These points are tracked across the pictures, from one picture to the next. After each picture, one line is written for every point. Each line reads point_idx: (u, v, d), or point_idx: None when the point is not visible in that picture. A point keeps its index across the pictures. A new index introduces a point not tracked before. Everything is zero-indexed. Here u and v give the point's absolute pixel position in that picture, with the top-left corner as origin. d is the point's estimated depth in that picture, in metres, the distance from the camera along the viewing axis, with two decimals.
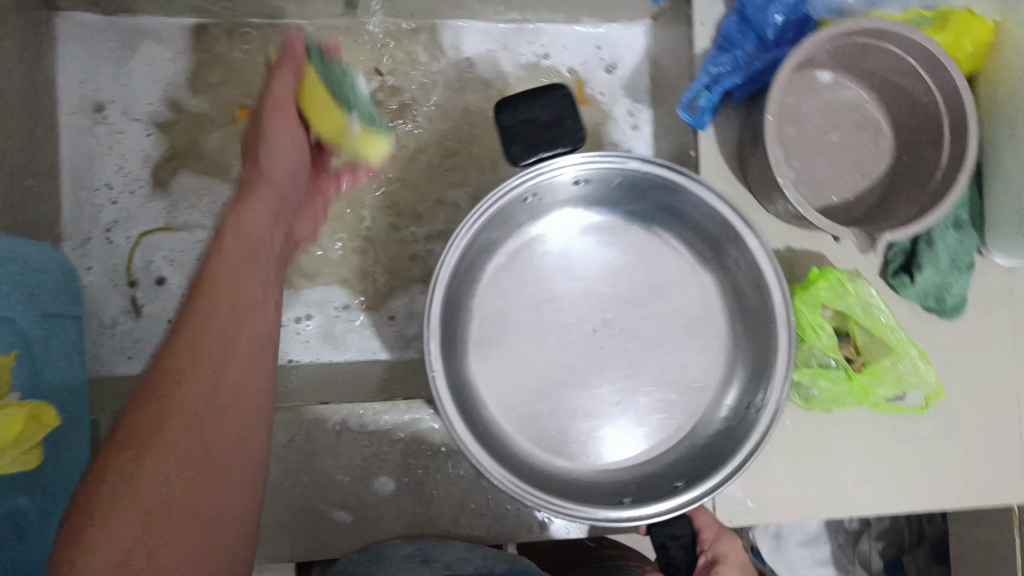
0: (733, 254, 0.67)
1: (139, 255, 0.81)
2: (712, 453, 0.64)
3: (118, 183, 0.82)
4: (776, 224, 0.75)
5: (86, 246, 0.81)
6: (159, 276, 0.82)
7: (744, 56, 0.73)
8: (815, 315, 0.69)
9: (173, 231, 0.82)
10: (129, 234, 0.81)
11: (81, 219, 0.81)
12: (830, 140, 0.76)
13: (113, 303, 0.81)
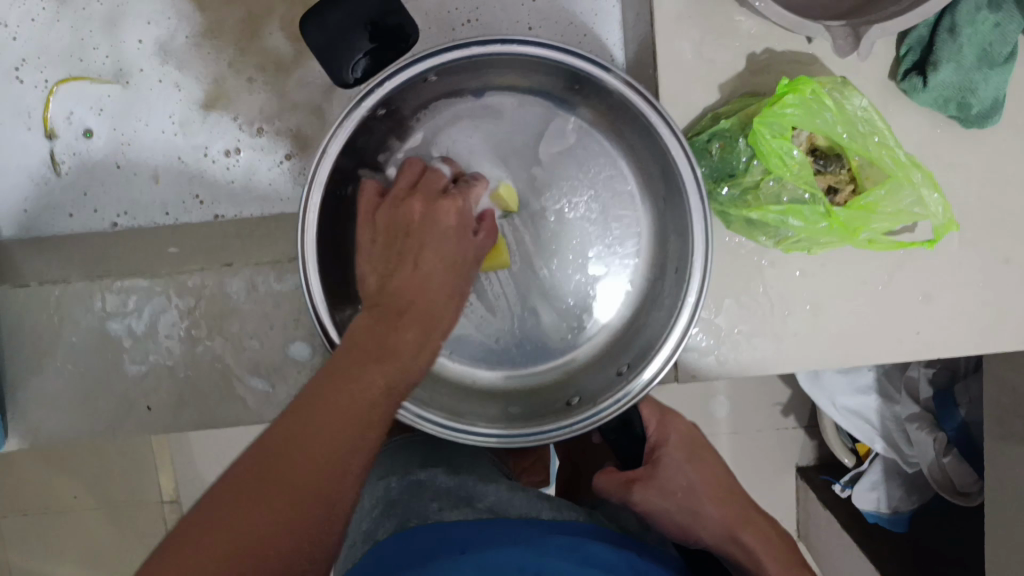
0: (630, 128, 0.60)
1: (61, 104, 0.70)
2: (655, 325, 0.59)
3: (14, 16, 0.69)
4: (747, 24, 0.60)
5: None
6: (86, 130, 0.71)
7: None
8: (782, 140, 0.55)
9: (95, 76, 0.70)
10: (34, 75, 0.70)
11: None
12: None
13: (26, 153, 0.71)
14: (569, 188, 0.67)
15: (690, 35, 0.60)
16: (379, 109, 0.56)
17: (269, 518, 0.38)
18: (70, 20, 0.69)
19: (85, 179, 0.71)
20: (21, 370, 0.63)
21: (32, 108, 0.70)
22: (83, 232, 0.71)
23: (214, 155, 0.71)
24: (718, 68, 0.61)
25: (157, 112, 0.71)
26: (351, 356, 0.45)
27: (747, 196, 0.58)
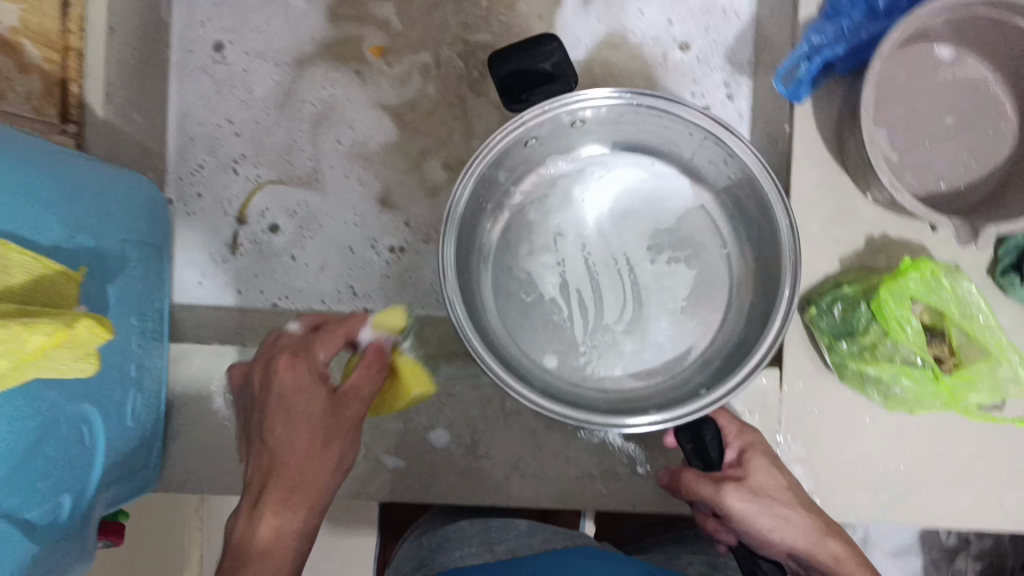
0: (751, 203, 0.66)
1: (260, 198, 0.81)
2: (738, 357, 0.64)
3: (238, 117, 0.81)
4: (869, 210, 0.70)
5: (198, 175, 0.81)
6: (272, 224, 0.81)
7: (850, 24, 0.67)
8: (903, 307, 0.63)
9: (295, 178, 0.81)
10: (246, 168, 0.81)
11: (197, 147, 0.81)
12: (943, 123, 0.71)
13: (216, 231, 0.81)
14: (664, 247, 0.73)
15: (819, 215, 0.71)
16: (529, 136, 0.65)
17: (313, 462, 0.54)
18: (283, 128, 0.81)
19: (259, 262, 0.80)
20: (188, 418, 0.69)
21: (233, 195, 0.81)
22: (244, 308, 0.80)
23: (380, 249, 0.80)
24: (841, 244, 0.71)
25: (336, 219, 0.80)
26: (283, 448, 0.54)
27: (864, 353, 0.66)
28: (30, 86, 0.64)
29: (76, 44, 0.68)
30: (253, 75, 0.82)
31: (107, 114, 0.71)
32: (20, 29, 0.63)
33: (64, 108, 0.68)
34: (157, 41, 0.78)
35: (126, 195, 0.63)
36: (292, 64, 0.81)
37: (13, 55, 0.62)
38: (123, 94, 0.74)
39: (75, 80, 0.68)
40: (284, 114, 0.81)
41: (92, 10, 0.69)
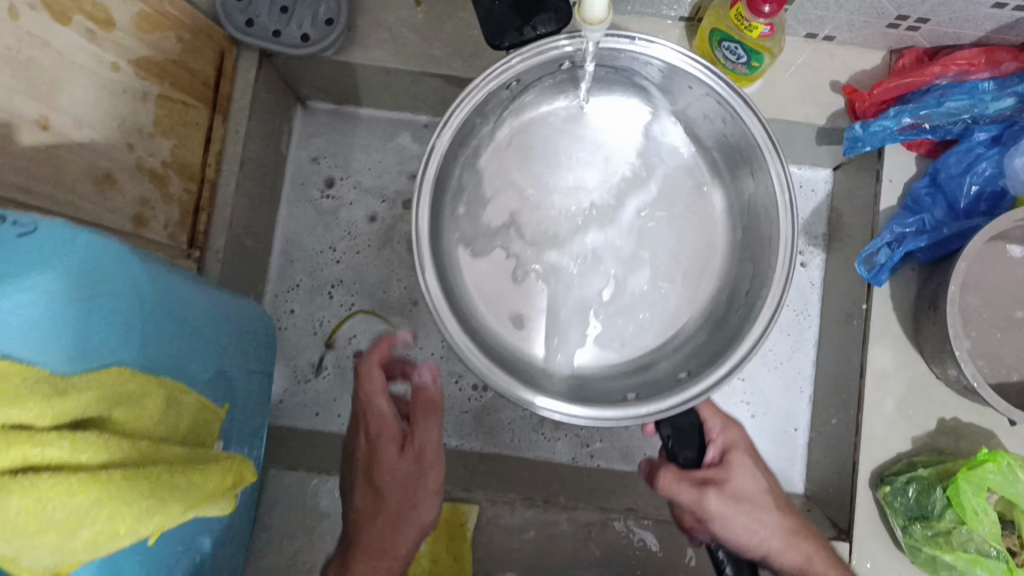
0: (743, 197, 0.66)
1: (351, 324, 0.85)
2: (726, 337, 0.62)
3: (340, 246, 0.87)
4: (941, 393, 0.74)
5: (292, 294, 0.85)
6: (357, 351, 0.84)
7: (933, 219, 0.72)
8: (979, 497, 0.65)
9: (390, 310, 0.86)
10: (342, 294, 0.86)
11: (297, 269, 0.86)
12: (1015, 316, 0.75)
13: (303, 350, 0.84)
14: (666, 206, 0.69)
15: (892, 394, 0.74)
16: (513, 80, 0.62)
17: None
18: (383, 261, 0.86)
19: (341, 386, 0.84)
20: None
21: (326, 317, 0.85)
22: (320, 430, 0.83)
23: (465, 384, 0.85)
24: (913, 424, 0.74)
25: (422, 353, 0.85)
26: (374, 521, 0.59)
27: (939, 537, 0.67)
28: (170, 213, 0.70)
29: (212, 176, 0.74)
30: (358, 209, 0.87)
31: (228, 239, 0.76)
32: (169, 164, 0.69)
33: (193, 234, 0.73)
34: (275, 171, 0.84)
35: (253, 326, 0.66)
36: (396, 201, 0.87)
37: (160, 186, 0.68)
38: (243, 221, 0.79)
39: (205, 209, 0.74)
40: (385, 247, 0.87)
41: (230, 146, 0.76)
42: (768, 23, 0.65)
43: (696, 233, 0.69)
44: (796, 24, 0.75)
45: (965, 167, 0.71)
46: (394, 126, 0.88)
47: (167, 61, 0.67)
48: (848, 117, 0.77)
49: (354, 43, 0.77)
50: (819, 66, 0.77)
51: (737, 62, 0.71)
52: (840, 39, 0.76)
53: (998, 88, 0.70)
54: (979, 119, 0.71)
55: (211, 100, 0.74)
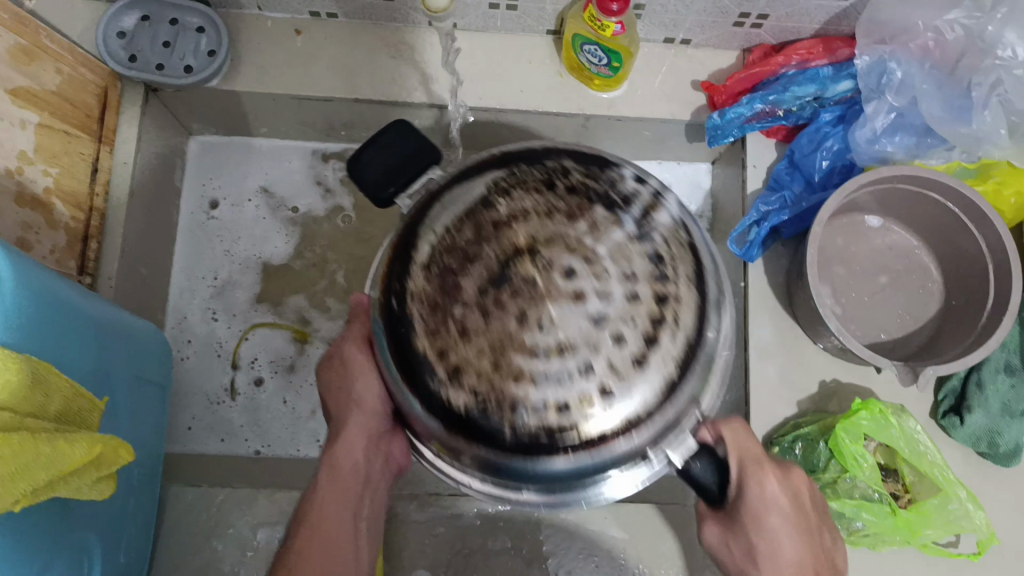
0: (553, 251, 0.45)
1: (253, 348, 0.85)
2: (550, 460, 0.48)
3: (239, 273, 0.88)
4: (817, 358, 0.78)
5: (190, 321, 0.86)
6: (261, 377, 0.85)
7: (792, 196, 0.78)
8: (857, 444, 0.70)
9: (293, 332, 0.86)
10: (243, 320, 0.86)
11: (197, 298, 0.87)
12: (880, 282, 0.80)
13: (206, 378, 0.84)
14: (633, 311, 0.44)
15: (774, 362, 0.78)
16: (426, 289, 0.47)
17: None
18: (283, 284, 0.88)
19: (250, 415, 0.83)
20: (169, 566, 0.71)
21: (229, 341, 0.85)
22: (225, 456, 0.82)
23: None
24: (795, 389, 0.77)
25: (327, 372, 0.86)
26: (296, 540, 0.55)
27: (826, 488, 0.72)
28: (57, 239, 0.70)
29: (100, 205, 0.75)
30: (255, 237, 0.89)
31: (121, 269, 0.77)
32: (53, 190, 0.70)
33: (81, 262, 0.73)
34: (167, 201, 0.86)
35: (144, 338, 0.69)
36: (292, 226, 0.89)
37: (43, 210, 0.69)
38: (136, 250, 0.80)
39: (95, 236, 0.75)
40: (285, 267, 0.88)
41: (119, 176, 0.77)
42: (619, 22, 0.71)
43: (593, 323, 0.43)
44: (649, 30, 0.81)
45: (815, 146, 0.77)
46: (288, 155, 0.91)
47: (45, 91, 0.69)
48: (709, 110, 0.83)
49: (238, 72, 0.81)
50: (680, 68, 0.83)
51: (600, 64, 0.77)
52: (694, 42, 0.83)
53: (836, 72, 0.76)
54: (823, 101, 0.77)
55: (97, 131, 0.75)
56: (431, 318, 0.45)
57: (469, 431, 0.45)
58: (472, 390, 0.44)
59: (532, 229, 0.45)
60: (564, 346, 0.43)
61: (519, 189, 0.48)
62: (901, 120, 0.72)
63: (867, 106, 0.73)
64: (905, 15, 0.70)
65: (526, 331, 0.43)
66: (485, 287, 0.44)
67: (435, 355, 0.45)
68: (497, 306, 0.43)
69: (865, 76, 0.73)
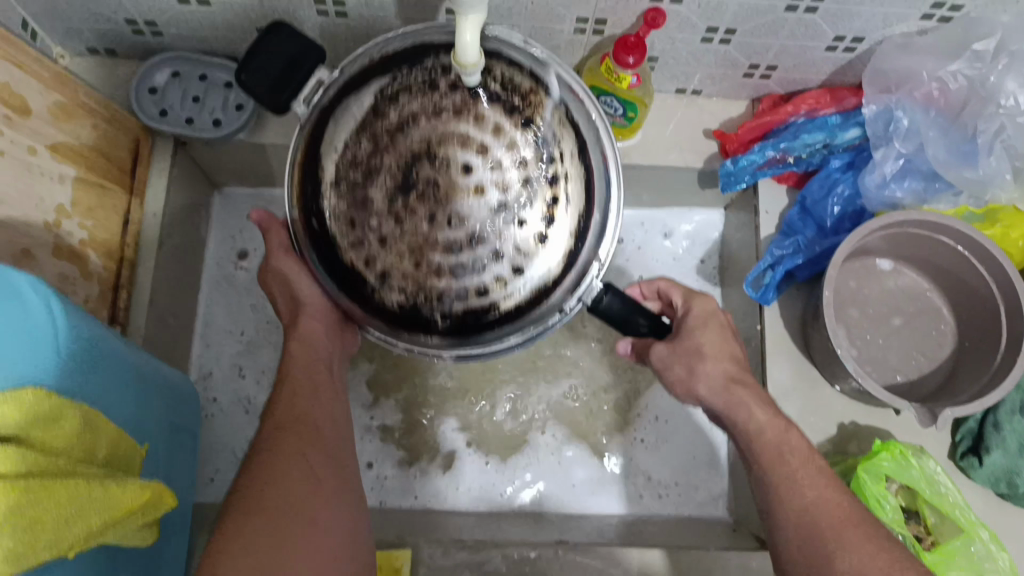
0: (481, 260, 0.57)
1: None
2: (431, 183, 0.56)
3: (262, 322, 0.89)
4: (835, 400, 0.79)
5: (214, 369, 0.87)
6: None
7: (806, 240, 0.79)
8: (878, 485, 0.70)
9: None
10: (267, 367, 0.88)
11: (221, 346, 0.88)
12: (894, 324, 0.81)
13: (231, 425, 0.86)
14: (525, 193, 0.57)
15: (792, 405, 0.79)
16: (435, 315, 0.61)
17: None
18: None
19: None
20: None
21: (255, 391, 0.87)
22: None
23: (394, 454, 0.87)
24: (815, 432, 0.78)
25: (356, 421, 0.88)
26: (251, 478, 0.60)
27: None
28: (90, 289, 0.72)
29: (130, 256, 0.77)
30: None
31: (149, 317, 0.79)
32: (87, 242, 0.72)
33: (112, 311, 0.75)
34: (193, 251, 0.88)
35: (176, 388, 0.71)
36: None
37: (78, 262, 0.70)
38: (163, 299, 0.81)
39: (125, 287, 0.76)
40: None
41: (148, 227, 0.79)
42: (635, 73, 0.73)
43: (494, 206, 0.56)
44: (660, 81, 0.84)
45: (826, 191, 0.79)
46: None
47: (83, 146, 0.72)
48: (720, 158, 0.85)
49: (264, 125, 0.83)
50: (691, 117, 0.86)
51: (615, 114, 0.79)
52: (705, 93, 0.86)
53: (844, 120, 0.79)
54: (832, 148, 0.79)
55: (129, 184, 0.78)
56: (353, 232, 0.58)
57: (408, 323, 0.60)
58: (400, 287, 0.58)
59: (422, 134, 0.56)
60: (479, 241, 0.56)
61: (405, 94, 0.57)
62: (908, 166, 0.75)
63: (875, 152, 0.75)
64: (909, 64, 0.72)
65: (437, 229, 0.56)
66: (394, 196, 0.56)
67: (364, 264, 0.59)
68: (408, 212, 0.56)
69: (871, 124, 0.75)
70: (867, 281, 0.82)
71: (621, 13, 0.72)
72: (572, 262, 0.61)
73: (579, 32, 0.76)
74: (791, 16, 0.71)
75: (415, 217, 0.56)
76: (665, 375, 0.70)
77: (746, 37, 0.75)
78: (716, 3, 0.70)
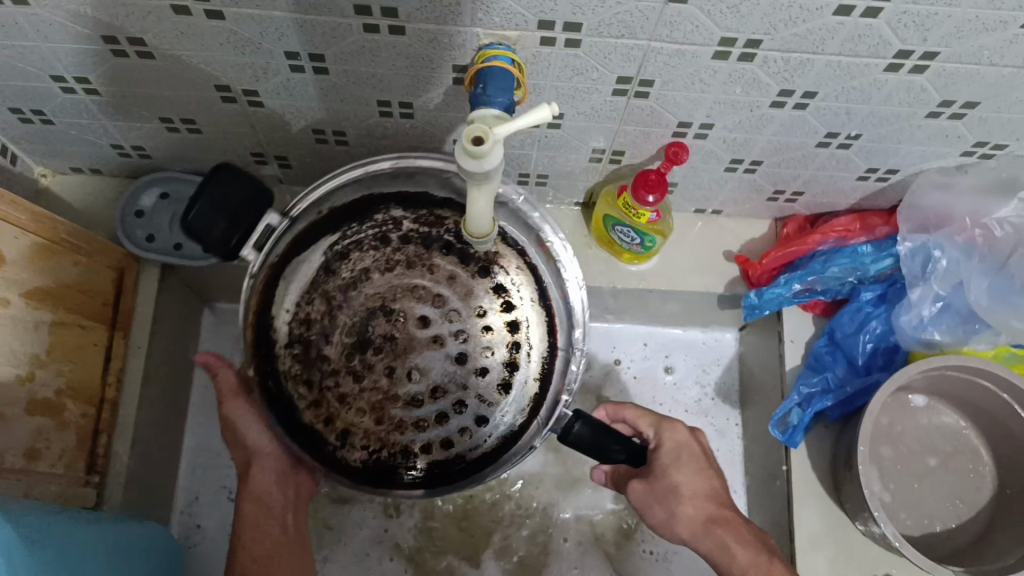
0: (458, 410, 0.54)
1: None
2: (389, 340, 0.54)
3: None
4: (868, 551, 0.73)
5: (199, 503, 0.81)
6: None
7: (835, 378, 0.75)
8: None
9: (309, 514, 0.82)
10: None
11: (208, 477, 0.82)
12: (929, 465, 0.76)
13: (217, 566, 0.79)
14: (488, 343, 0.55)
15: (822, 556, 0.73)
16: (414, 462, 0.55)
17: None
18: None
19: None
20: None
21: None
22: None
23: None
24: None
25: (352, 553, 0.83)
26: None
27: None
28: (65, 441, 0.66)
29: (111, 395, 0.72)
30: None
31: (131, 459, 0.73)
32: (64, 391, 0.66)
33: (91, 459, 0.69)
34: (180, 376, 0.82)
35: (149, 547, 0.66)
36: None
37: (52, 414, 0.65)
38: (147, 435, 0.76)
39: (105, 430, 0.71)
40: None
41: (132, 361, 0.74)
42: (655, 209, 0.69)
43: (461, 353, 0.55)
44: (678, 203, 0.79)
45: (857, 326, 0.75)
46: None
47: (62, 287, 0.66)
48: (742, 283, 0.80)
49: None
50: (711, 238, 0.81)
51: (632, 243, 0.74)
52: (725, 213, 0.81)
53: (876, 251, 0.74)
54: (863, 280, 0.75)
55: (112, 317, 0.72)
56: (313, 390, 0.55)
57: (375, 481, 0.55)
58: (365, 446, 0.54)
59: (379, 289, 0.55)
60: (439, 393, 0.54)
61: (357, 251, 0.56)
62: (947, 307, 0.70)
63: (911, 292, 0.70)
64: (948, 203, 0.68)
65: (399, 384, 0.54)
66: (351, 352, 0.54)
67: (322, 424, 0.55)
68: (365, 366, 0.54)
69: (907, 261, 0.70)
70: (899, 417, 0.77)
71: (641, 146, 0.68)
72: (540, 406, 0.57)
73: (596, 160, 0.71)
74: (824, 151, 0.67)
75: (374, 373, 0.54)
76: (646, 515, 0.65)
77: (773, 167, 0.70)
78: (742, 140, 0.65)
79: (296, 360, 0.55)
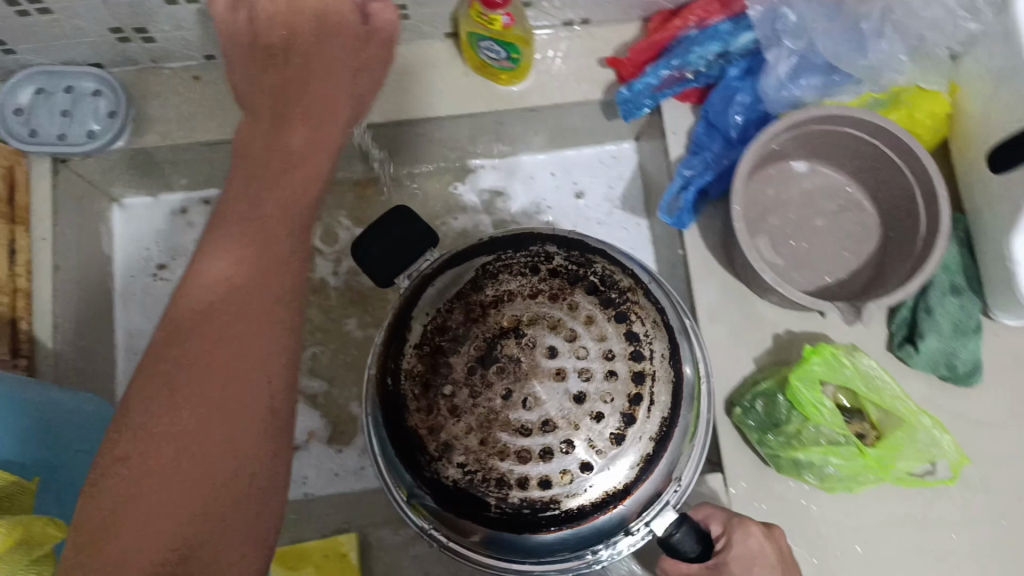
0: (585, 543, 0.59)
1: None
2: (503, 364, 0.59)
3: None
4: (766, 312, 0.77)
5: None
6: None
7: (713, 156, 0.78)
8: (813, 390, 0.69)
9: None
10: None
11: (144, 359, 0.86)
12: (816, 225, 0.80)
13: None
14: (607, 389, 0.59)
15: (723, 324, 0.78)
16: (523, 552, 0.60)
17: None
18: None
19: None
20: None
21: None
22: None
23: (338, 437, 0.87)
24: (749, 347, 0.77)
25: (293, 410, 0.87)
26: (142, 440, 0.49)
27: (792, 440, 0.70)
28: None
29: (23, 285, 0.74)
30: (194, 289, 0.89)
31: (57, 344, 0.76)
32: None
33: (14, 344, 0.73)
34: (97, 269, 0.85)
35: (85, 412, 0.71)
36: None
37: None
38: (71, 323, 0.79)
39: (23, 317, 0.74)
40: None
41: (39, 253, 0.76)
42: (504, 14, 0.71)
43: (572, 384, 0.58)
44: (545, 17, 0.80)
45: (727, 102, 0.77)
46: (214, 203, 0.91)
47: None
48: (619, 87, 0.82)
49: (144, 129, 0.80)
50: (583, 48, 0.83)
51: (499, 59, 0.77)
52: (593, 21, 0.82)
53: (735, 26, 0.76)
54: (728, 57, 0.77)
55: (8, 212, 0.74)
56: (424, 398, 0.59)
57: (459, 506, 0.58)
58: (460, 464, 0.58)
59: (516, 311, 0.61)
60: (551, 425, 0.57)
61: (506, 273, 0.63)
62: (804, 62, 0.73)
63: (768, 54, 0.72)
64: None
65: (512, 410, 0.58)
66: (474, 365, 0.59)
67: (426, 432, 0.59)
68: (486, 384, 0.59)
69: (760, 25, 0.72)
70: (783, 186, 0.80)
71: None
72: (649, 463, 0.58)
73: None
74: None
75: (491, 391, 0.58)
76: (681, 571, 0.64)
77: None
78: None
79: (413, 365, 0.61)
